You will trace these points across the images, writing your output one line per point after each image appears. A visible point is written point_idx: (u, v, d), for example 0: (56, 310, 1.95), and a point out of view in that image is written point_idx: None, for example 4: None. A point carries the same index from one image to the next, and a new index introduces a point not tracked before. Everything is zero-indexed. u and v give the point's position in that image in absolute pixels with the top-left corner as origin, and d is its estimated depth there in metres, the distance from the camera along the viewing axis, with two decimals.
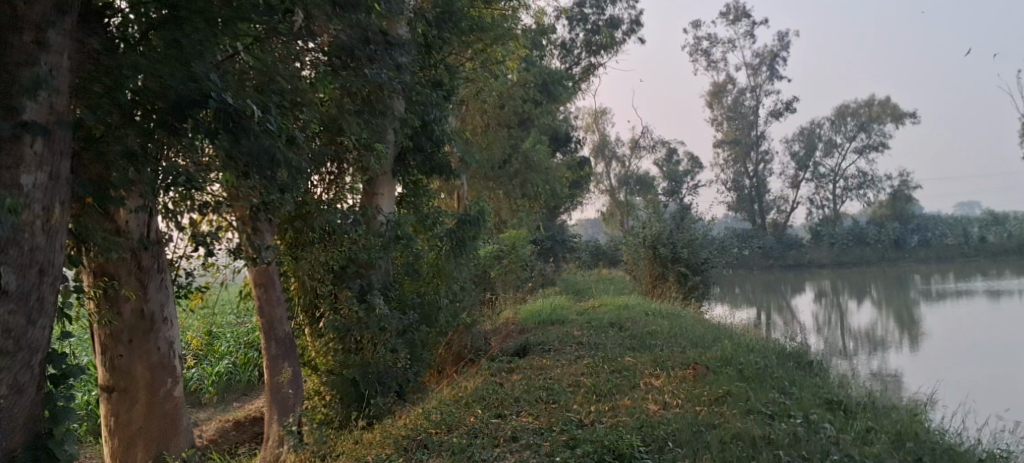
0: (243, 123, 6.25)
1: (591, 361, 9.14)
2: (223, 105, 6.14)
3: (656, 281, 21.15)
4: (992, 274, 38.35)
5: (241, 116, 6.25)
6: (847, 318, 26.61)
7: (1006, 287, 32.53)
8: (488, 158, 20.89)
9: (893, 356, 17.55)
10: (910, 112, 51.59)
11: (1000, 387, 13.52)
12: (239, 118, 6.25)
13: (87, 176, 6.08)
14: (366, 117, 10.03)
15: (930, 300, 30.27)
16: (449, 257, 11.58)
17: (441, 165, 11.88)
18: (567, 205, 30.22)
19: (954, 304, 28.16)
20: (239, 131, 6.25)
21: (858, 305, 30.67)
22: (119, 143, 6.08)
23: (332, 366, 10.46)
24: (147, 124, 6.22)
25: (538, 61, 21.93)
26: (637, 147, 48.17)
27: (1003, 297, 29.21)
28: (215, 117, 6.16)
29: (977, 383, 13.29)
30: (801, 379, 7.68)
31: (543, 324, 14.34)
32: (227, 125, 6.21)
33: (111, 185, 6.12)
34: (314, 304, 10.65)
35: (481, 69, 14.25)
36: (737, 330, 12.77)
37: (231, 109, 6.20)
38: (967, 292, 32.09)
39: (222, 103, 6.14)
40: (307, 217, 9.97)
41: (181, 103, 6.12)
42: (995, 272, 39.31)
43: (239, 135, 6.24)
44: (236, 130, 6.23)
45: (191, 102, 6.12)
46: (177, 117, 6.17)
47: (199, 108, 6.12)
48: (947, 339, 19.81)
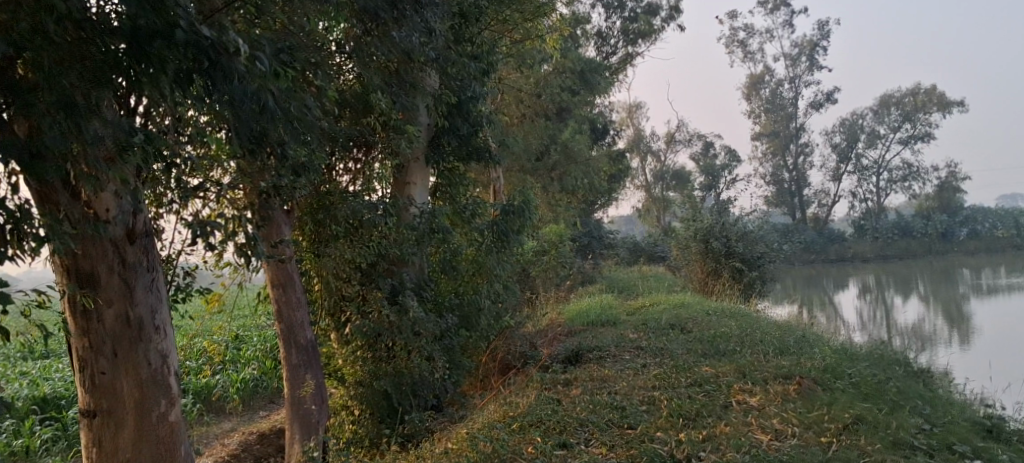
0: (224, 62, 5.33)
1: (660, 371, 7.82)
2: (196, 38, 5.14)
3: (709, 277, 19.73)
4: None
5: (220, 51, 5.28)
6: (894, 314, 24.98)
7: None
8: (525, 150, 19.62)
9: (964, 354, 15.98)
10: (958, 101, 49.46)
11: None
12: (218, 55, 5.30)
13: (21, 134, 4.96)
14: (396, 91, 9.17)
15: (986, 293, 28.60)
16: (490, 252, 10.19)
17: (480, 149, 10.57)
18: (604, 200, 28.76)
19: (1011, 298, 26.41)
20: (220, 73, 5.39)
21: (904, 300, 28.94)
22: (55, 91, 4.87)
23: (361, 377, 9.28)
24: (104, 70, 5.03)
25: (574, 49, 20.58)
26: (673, 142, 46.61)
27: None
28: (192, 54, 5.21)
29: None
30: (922, 394, 6.37)
31: (593, 326, 13.02)
32: (202, 64, 5.30)
33: (47, 147, 4.89)
34: (339, 307, 9.35)
35: (520, 46, 12.98)
36: (816, 332, 11.30)
37: (205, 42, 5.20)
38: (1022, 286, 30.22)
39: (195, 35, 5.12)
40: (329, 207, 8.97)
41: (139, 37, 5.02)
42: None
43: (218, 79, 5.40)
44: (213, 71, 5.35)
45: (152, 35, 5.02)
46: (135, 56, 5.04)
47: (165, 44, 5.05)
48: (1015, 335, 18.15)
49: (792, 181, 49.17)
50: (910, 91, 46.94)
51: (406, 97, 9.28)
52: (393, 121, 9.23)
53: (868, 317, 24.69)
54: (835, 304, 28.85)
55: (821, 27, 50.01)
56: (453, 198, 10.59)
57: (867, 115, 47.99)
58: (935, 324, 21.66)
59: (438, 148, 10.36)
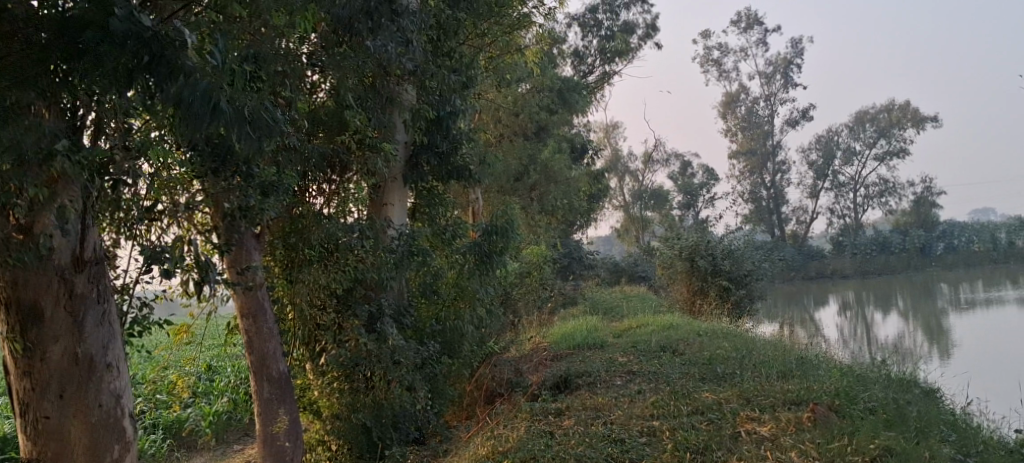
0: (170, 55, 4.65)
1: (657, 398, 7.34)
2: (134, 28, 4.56)
3: (695, 296, 19.33)
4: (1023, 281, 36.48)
5: (166, 44, 4.66)
6: (875, 329, 24.72)
7: None
8: (505, 170, 19.15)
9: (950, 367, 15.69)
10: (931, 117, 49.73)
11: None
12: (164, 48, 4.65)
13: None
14: (371, 106, 8.86)
15: (966, 307, 28.49)
16: (471, 275, 9.60)
17: (460, 167, 9.98)
18: (584, 221, 28.31)
19: (989, 312, 26.28)
20: (166, 69, 4.65)
21: (884, 316, 28.73)
22: None
23: (338, 410, 8.76)
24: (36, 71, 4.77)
25: (552, 68, 20.19)
26: (651, 162, 46.38)
27: None
28: (132, 48, 4.62)
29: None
30: (938, 420, 6.06)
31: (579, 349, 12.53)
32: (145, 59, 4.65)
33: None
34: (314, 336, 8.84)
35: (498, 62, 12.54)
36: (810, 351, 10.88)
37: (148, 33, 4.61)
38: (998, 299, 30.16)
39: (133, 23, 4.56)
40: (301, 231, 8.53)
41: (68, 31, 4.74)
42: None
43: (163, 75, 4.64)
44: (159, 67, 4.66)
45: (82, 26, 4.68)
46: (68, 56, 4.79)
47: (99, 36, 4.63)
48: (1000, 348, 17.88)
49: (770, 198, 48.99)
50: (884, 107, 47.08)
51: (380, 115, 9.03)
52: (368, 139, 8.82)
53: (849, 333, 24.43)
54: (816, 321, 28.57)
55: (794, 45, 50.16)
56: (433, 220, 10.05)
57: (843, 132, 48.06)
58: (914, 338, 21.42)
59: (416, 167, 9.85)
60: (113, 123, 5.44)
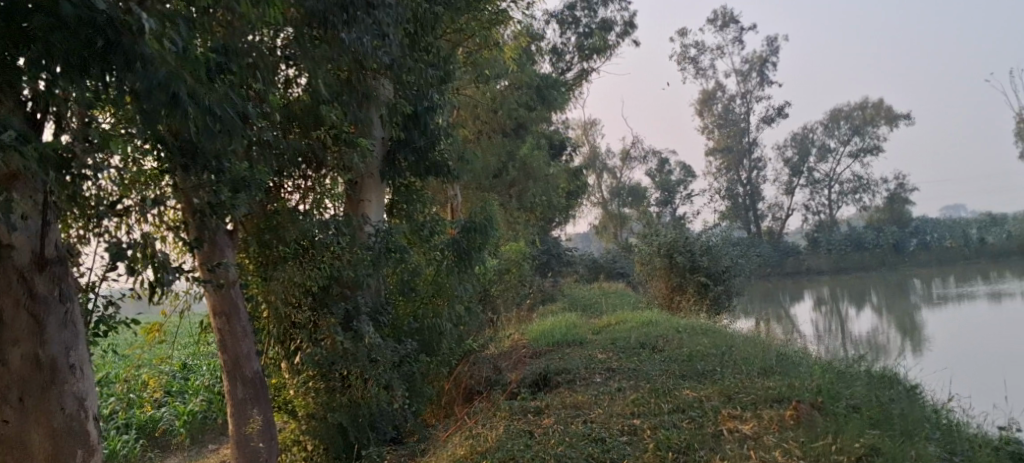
0: (126, 43, 4.86)
1: (637, 396, 7.26)
2: (91, 14, 4.73)
3: (674, 293, 19.30)
4: (994, 276, 36.91)
5: (122, 30, 4.84)
6: (849, 325, 24.87)
7: (1009, 289, 31.04)
8: (483, 167, 19.01)
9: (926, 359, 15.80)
10: (905, 114, 50.20)
11: None
12: (120, 35, 4.85)
13: None
14: (346, 101, 8.72)
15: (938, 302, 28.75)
16: (450, 272, 9.58)
17: (438, 164, 9.86)
18: (562, 218, 28.24)
19: (961, 307, 26.55)
20: (122, 57, 4.88)
21: (858, 312, 28.93)
22: None
23: (313, 410, 8.65)
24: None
25: (530, 65, 20.09)
26: (628, 158, 46.38)
27: (1007, 299, 27.73)
28: (87, 34, 4.79)
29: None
30: (921, 417, 6.07)
31: (559, 346, 12.44)
32: (102, 44, 4.83)
33: None
34: (289, 335, 8.66)
35: (475, 58, 12.40)
36: (790, 348, 10.87)
37: (103, 19, 4.78)
38: (970, 295, 30.48)
39: (89, 9, 4.72)
40: (276, 229, 8.35)
41: (15, 17, 4.70)
42: (997, 274, 37.88)
43: (119, 64, 4.88)
44: (115, 52, 4.87)
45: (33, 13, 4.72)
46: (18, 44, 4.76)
47: (52, 25, 4.71)
48: (975, 343, 18.05)
49: (746, 195, 49.23)
50: (858, 104, 47.41)
51: (357, 111, 8.87)
52: (344, 134, 8.73)
53: (824, 329, 24.56)
54: (792, 317, 28.69)
55: (770, 42, 50.37)
56: (410, 217, 9.93)
57: (818, 129, 48.35)
58: (888, 334, 21.58)
59: (393, 164, 9.76)
60: (70, 113, 5.28)
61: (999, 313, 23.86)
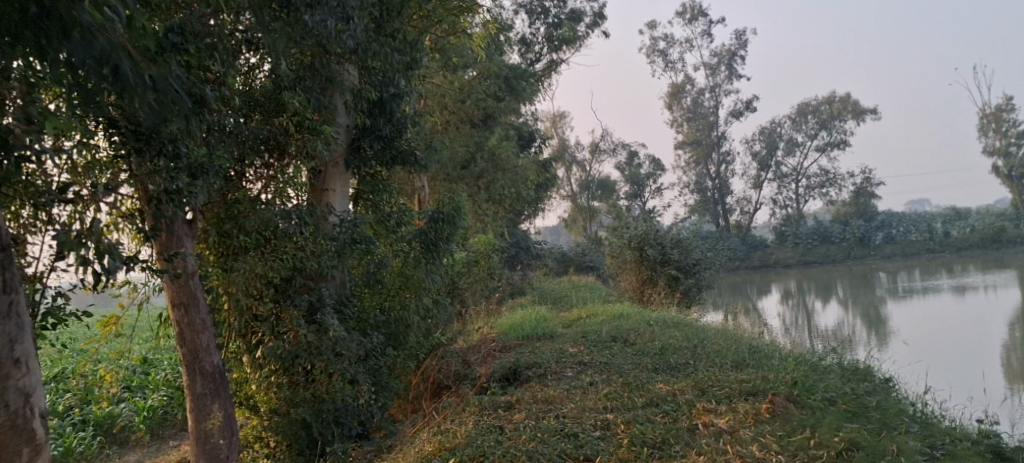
0: (61, 10, 4.74)
1: (609, 390, 7.12)
2: None
3: (644, 285, 19.19)
4: (957, 269, 37.39)
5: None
6: (816, 318, 24.97)
7: (972, 282, 31.44)
8: (451, 158, 18.74)
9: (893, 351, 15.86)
10: (870, 109, 50.68)
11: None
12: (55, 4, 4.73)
13: None
14: (309, 86, 8.43)
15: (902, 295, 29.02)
16: (418, 264, 9.26)
17: (405, 152, 9.58)
18: (531, 210, 28.02)
19: (925, 300, 26.81)
20: (58, 24, 4.80)
21: (825, 304, 29.08)
22: None
23: (276, 405, 8.41)
24: None
25: (499, 55, 19.85)
26: (598, 151, 46.28)
27: (970, 291, 28.07)
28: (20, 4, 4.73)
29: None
30: (899, 411, 6.09)
31: (528, 339, 12.26)
32: (35, 13, 4.73)
33: None
34: (251, 328, 8.39)
35: (442, 45, 12.16)
36: (761, 341, 10.79)
37: None
38: (934, 287, 30.81)
39: None
40: (237, 219, 8.17)
41: None
42: (960, 267, 38.38)
43: (55, 31, 4.81)
44: (51, 20, 4.78)
45: None
46: None
47: None
48: (941, 334, 18.18)
49: (715, 189, 49.34)
50: (825, 99, 47.75)
51: (322, 97, 8.59)
52: (307, 121, 8.43)
53: (790, 321, 24.63)
54: (759, 310, 28.75)
55: (738, 36, 50.55)
56: (376, 207, 9.64)
57: (786, 123, 48.61)
58: (853, 326, 21.69)
59: (358, 152, 9.45)
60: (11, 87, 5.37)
61: (963, 305, 24.12)
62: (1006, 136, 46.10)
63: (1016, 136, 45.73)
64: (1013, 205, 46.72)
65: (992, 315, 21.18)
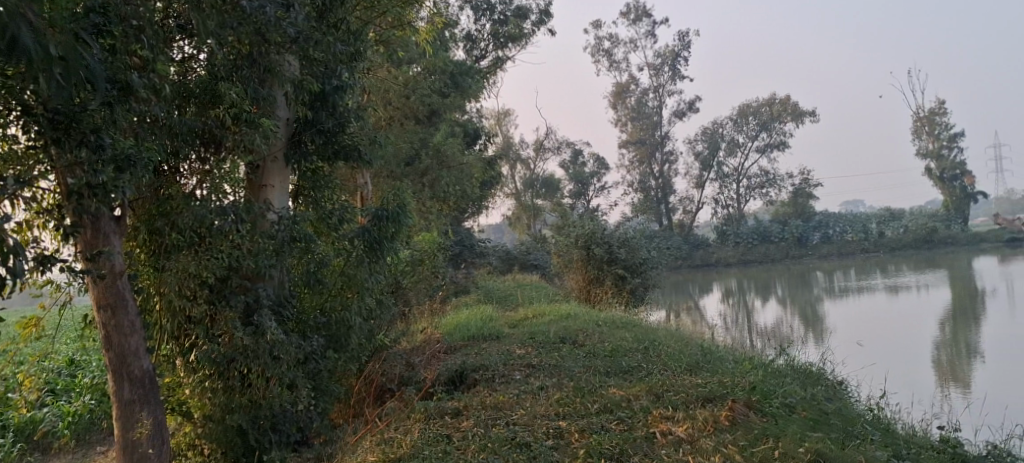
0: None
1: (561, 394, 6.89)
2: None
3: (590, 284, 19.02)
4: (891, 269, 38.24)
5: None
6: (755, 316, 25.16)
7: (905, 281, 32.15)
8: (395, 154, 18.32)
9: (835, 349, 16.03)
10: (809, 111, 51.56)
11: (969, 381, 12.14)
12: None
13: None
14: (247, 76, 7.97)
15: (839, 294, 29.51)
16: (360, 263, 8.80)
17: (349, 147, 9.17)
18: (475, 208, 27.65)
19: (860, 299, 27.29)
20: None
21: (764, 303, 29.38)
22: None
23: (210, 411, 7.98)
24: None
25: (444, 50, 19.51)
26: (542, 149, 46.09)
27: (903, 291, 28.71)
28: None
29: (963, 383, 11.76)
30: (860, 418, 6.27)
31: (474, 341, 11.98)
32: None
33: None
34: (183, 330, 7.90)
35: (387, 39, 11.79)
36: (710, 341, 10.70)
37: None
38: (869, 286, 31.43)
39: None
40: (170, 215, 7.75)
41: None
42: (894, 267, 39.25)
43: None
44: None
45: None
46: None
47: None
48: (881, 332, 18.48)
49: (658, 188, 49.49)
50: (766, 101, 48.40)
51: (261, 89, 8.16)
52: (245, 113, 7.88)
53: (731, 320, 24.74)
54: (700, 309, 28.90)
55: (682, 37, 50.93)
56: (317, 203, 9.19)
57: (727, 124, 49.13)
58: (791, 325, 21.90)
59: (299, 145, 9.01)
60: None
61: (898, 304, 24.64)
62: (939, 139, 47.36)
63: (948, 140, 47.00)
64: (945, 207, 47.99)
65: (925, 314, 21.64)
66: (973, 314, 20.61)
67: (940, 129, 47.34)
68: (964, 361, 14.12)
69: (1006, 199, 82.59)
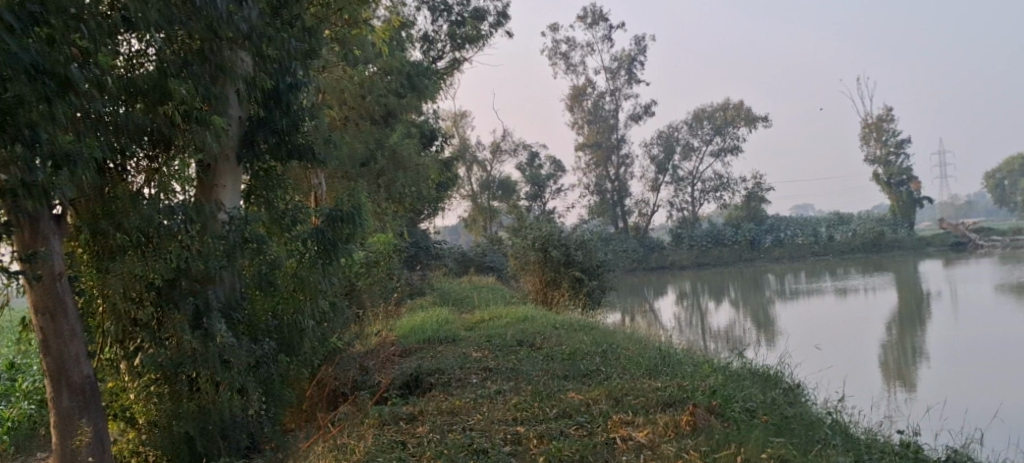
0: None
1: (518, 400, 6.78)
2: None
3: (546, 286, 18.94)
4: (840, 272, 38.87)
5: None
6: (708, 318, 25.32)
7: (854, 284, 32.69)
8: (350, 154, 18.03)
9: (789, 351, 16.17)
10: (762, 116, 52.24)
11: (921, 381, 12.36)
12: None
13: None
14: (198, 73, 7.68)
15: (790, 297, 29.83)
16: (314, 265, 8.56)
17: (303, 147, 8.92)
18: (430, 209, 27.42)
19: (811, 301, 27.65)
20: None
21: (718, 305, 29.62)
22: None
23: (155, 417, 7.70)
24: None
25: (400, 50, 19.28)
26: (499, 151, 45.96)
27: (852, 293, 29.19)
28: None
29: (910, 384, 11.91)
30: (819, 422, 6.39)
31: (430, 344, 11.80)
32: None
33: None
34: (127, 334, 7.61)
35: (342, 37, 11.57)
36: (667, 344, 10.69)
37: None
38: (819, 289, 31.89)
39: None
40: (116, 215, 7.43)
41: None
42: (843, 270, 39.89)
43: None
44: None
45: None
46: None
47: None
48: (833, 334, 18.70)
49: (613, 191, 49.63)
50: (719, 106, 49.08)
51: (213, 87, 7.87)
52: (195, 111, 7.64)
53: (685, 322, 24.86)
54: (654, 311, 29.01)
55: (638, 41, 51.22)
56: (270, 204, 8.89)
57: (682, 128, 49.50)
58: (744, 327, 22.07)
59: (251, 144, 8.72)
60: None
61: (848, 306, 25.03)
62: (887, 145, 48.24)
63: (897, 146, 47.89)
64: (892, 212, 48.92)
65: (872, 317, 21.96)
66: (919, 317, 20.98)
67: (888, 135, 48.25)
68: (908, 362, 14.33)
69: (950, 204, 84.47)
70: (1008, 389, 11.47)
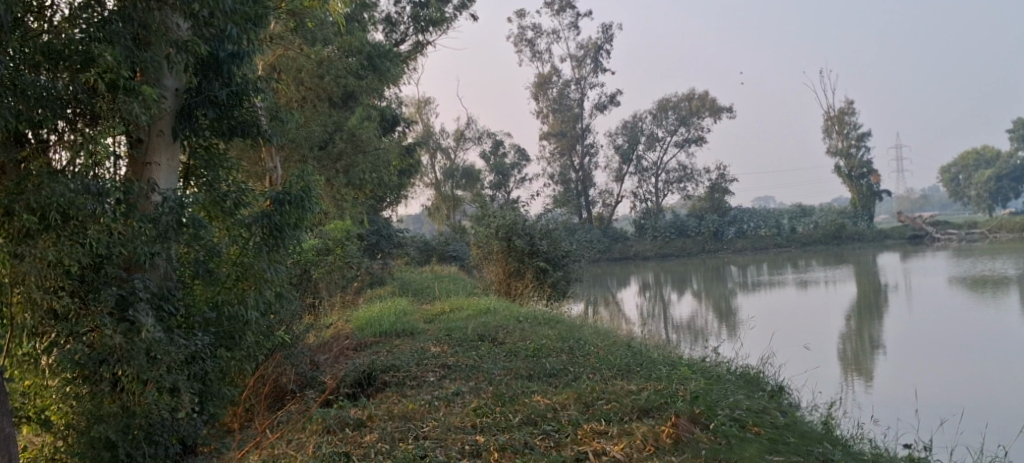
0: None
1: (479, 403, 6.15)
2: None
3: (509, 277, 18.32)
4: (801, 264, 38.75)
5: None
6: (671, 310, 24.87)
7: (814, 276, 32.45)
8: (306, 138, 17.18)
9: (754, 342, 15.72)
10: (728, 107, 52.00)
11: (896, 374, 11.95)
12: None
13: None
14: (120, 32, 6.92)
15: (750, 288, 29.55)
16: (259, 251, 7.81)
17: (247, 123, 8.20)
18: (391, 197, 26.64)
19: (770, 293, 27.27)
20: None
21: (680, 296, 29.23)
22: None
23: (73, 420, 6.99)
24: None
25: (360, 30, 18.42)
26: (463, 139, 45.13)
27: (812, 285, 28.92)
28: None
29: (879, 378, 11.44)
30: (816, 435, 5.93)
31: (389, 337, 11.12)
32: None
33: None
34: (41, 327, 6.80)
35: (294, 10, 10.72)
36: (635, 339, 10.11)
37: None
38: (780, 281, 31.61)
39: None
40: (25, 194, 6.58)
41: None
42: (803, 262, 39.81)
43: None
44: None
45: None
46: None
47: None
48: (798, 326, 18.29)
49: (578, 181, 49.12)
50: (685, 96, 48.53)
51: (141, 52, 7.12)
52: (122, 81, 6.96)
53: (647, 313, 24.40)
54: (618, 302, 28.48)
55: (604, 30, 50.66)
56: (211, 185, 7.99)
57: (647, 118, 49.09)
58: (705, 318, 21.63)
59: (189, 119, 7.95)
60: None
61: (809, 298, 24.67)
62: (848, 138, 48.29)
63: (857, 139, 47.99)
64: (854, 204, 49.04)
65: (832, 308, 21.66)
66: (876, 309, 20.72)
67: (849, 128, 48.27)
68: (868, 353, 13.91)
69: (907, 197, 85.40)
70: (983, 382, 11.13)
